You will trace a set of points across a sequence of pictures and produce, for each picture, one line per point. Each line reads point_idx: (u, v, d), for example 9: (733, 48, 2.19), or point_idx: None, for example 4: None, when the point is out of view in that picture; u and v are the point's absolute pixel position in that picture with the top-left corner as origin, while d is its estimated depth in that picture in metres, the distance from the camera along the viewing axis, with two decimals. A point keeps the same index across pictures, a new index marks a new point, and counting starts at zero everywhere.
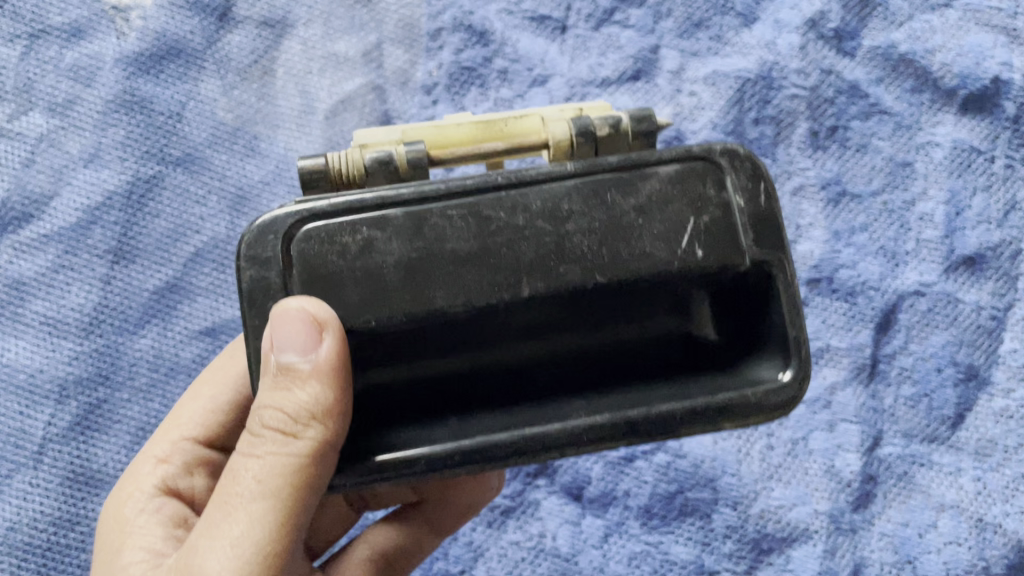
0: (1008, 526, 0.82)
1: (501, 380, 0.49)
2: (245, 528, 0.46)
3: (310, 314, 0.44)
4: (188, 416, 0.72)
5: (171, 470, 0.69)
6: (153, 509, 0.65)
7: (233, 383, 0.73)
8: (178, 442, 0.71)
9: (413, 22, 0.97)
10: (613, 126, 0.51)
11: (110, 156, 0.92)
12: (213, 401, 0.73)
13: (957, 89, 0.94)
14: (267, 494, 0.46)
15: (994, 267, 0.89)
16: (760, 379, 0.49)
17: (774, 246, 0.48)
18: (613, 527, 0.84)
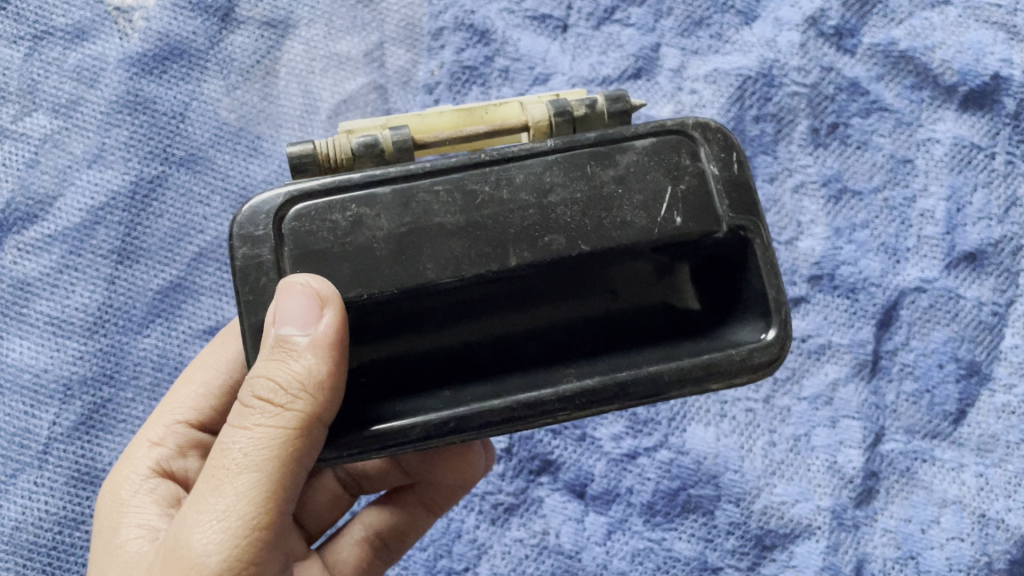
0: (1011, 522, 0.83)
1: (491, 357, 0.51)
2: (231, 501, 0.49)
3: (314, 292, 0.46)
4: (180, 400, 0.73)
5: (165, 454, 0.70)
6: (147, 490, 0.66)
7: (224, 367, 0.74)
8: (171, 426, 0.72)
9: (415, 22, 0.98)
10: (590, 106, 0.53)
11: (114, 157, 0.92)
12: (205, 387, 0.74)
13: (957, 86, 0.94)
14: (254, 467, 0.49)
15: (995, 263, 0.89)
16: (743, 340, 0.51)
17: (748, 212, 0.51)
18: (616, 524, 0.85)
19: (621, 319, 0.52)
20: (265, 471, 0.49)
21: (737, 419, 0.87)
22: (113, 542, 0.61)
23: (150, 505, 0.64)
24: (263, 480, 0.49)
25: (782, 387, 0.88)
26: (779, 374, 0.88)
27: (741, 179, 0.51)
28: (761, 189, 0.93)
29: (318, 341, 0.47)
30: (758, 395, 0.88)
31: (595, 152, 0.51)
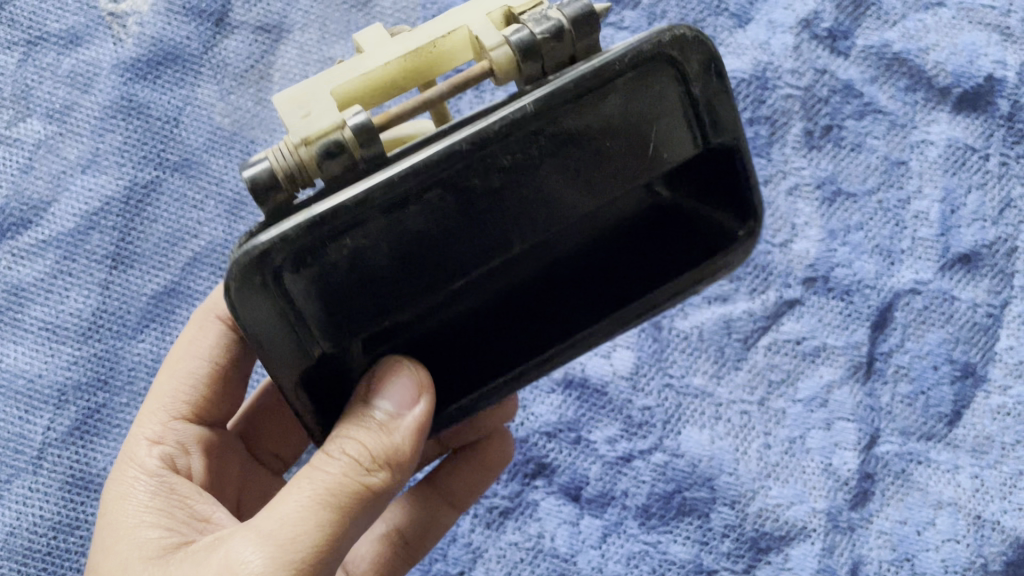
0: (1007, 523, 0.82)
1: (505, 299, 0.56)
2: (296, 530, 0.51)
3: (418, 379, 0.53)
4: (173, 395, 0.73)
5: (170, 451, 0.70)
6: (162, 488, 0.65)
7: (210, 355, 0.74)
8: (170, 423, 0.72)
9: (409, 25, 0.98)
10: (548, 33, 0.49)
11: (108, 161, 0.92)
12: (194, 380, 0.73)
13: (951, 88, 0.94)
14: (323, 506, 0.52)
15: (989, 265, 0.89)
16: (729, 232, 0.58)
17: (723, 125, 0.54)
18: (611, 527, 0.85)
19: (621, 233, 0.57)
20: (329, 514, 0.52)
21: (732, 422, 0.87)
22: (123, 541, 0.60)
23: (158, 504, 0.64)
24: (324, 521, 0.52)
25: (777, 390, 0.88)
26: (774, 376, 0.88)
27: (719, 86, 0.53)
28: None
29: (414, 413, 0.52)
30: (752, 397, 0.88)
31: (580, 95, 0.50)
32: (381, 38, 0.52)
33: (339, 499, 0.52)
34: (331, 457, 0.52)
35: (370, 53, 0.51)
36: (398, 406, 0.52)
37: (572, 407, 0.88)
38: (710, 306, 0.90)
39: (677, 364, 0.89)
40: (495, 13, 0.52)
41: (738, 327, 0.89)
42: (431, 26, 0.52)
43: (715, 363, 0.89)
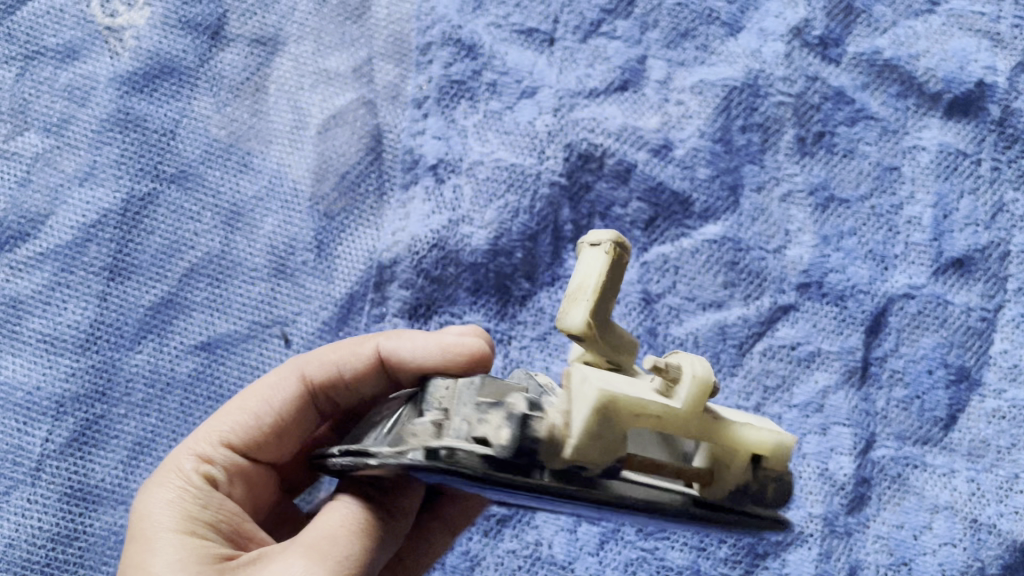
0: (1003, 527, 0.83)
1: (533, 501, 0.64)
2: (341, 550, 0.54)
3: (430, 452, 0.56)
4: (233, 425, 0.70)
5: (216, 474, 0.68)
6: (214, 506, 0.65)
7: (279, 406, 0.72)
8: (221, 448, 0.69)
9: (403, 37, 0.99)
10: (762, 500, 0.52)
11: (105, 174, 0.93)
12: (258, 419, 0.71)
13: (942, 93, 0.95)
14: (358, 530, 0.55)
15: (982, 269, 0.90)
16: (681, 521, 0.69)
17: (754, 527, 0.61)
18: (608, 534, 0.85)
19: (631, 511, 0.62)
20: (365, 538, 0.55)
21: None
22: (169, 545, 0.60)
23: (206, 518, 0.63)
24: (362, 544, 0.55)
25: (773, 395, 0.88)
26: (769, 382, 0.88)
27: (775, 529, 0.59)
28: (749, 199, 0.93)
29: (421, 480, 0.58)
30: (749, 403, 0.88)
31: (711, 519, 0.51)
32: (698, 399, 0.49)
33: (376, 526, 0.56)
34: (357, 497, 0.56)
35: (675, 410, 0.49)
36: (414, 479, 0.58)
37: None
38: (705, 312, 0.90)
39: None
40: (764, 454, 0.51)
41: (733, 333, 0.89)
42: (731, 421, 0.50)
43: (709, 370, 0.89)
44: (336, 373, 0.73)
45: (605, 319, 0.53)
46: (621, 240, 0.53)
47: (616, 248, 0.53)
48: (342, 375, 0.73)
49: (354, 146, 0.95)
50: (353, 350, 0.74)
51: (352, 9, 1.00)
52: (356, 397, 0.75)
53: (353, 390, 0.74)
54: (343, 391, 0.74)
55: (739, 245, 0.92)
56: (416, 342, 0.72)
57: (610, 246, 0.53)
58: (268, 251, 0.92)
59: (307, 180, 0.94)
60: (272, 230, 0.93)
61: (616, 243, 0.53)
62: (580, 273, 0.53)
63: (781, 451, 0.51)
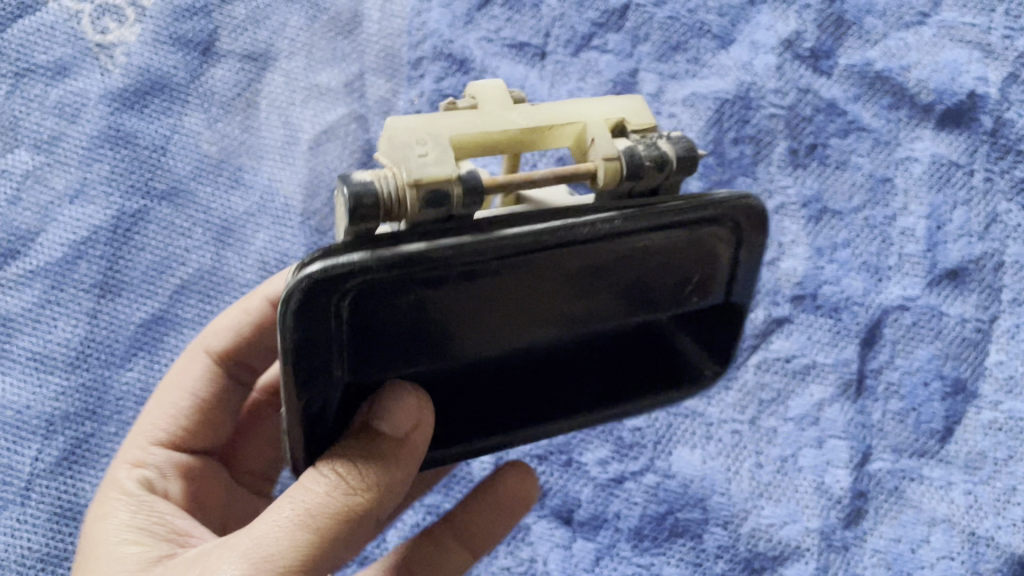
0: (1001, 540, 0.81)
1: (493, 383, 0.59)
2: (276, 542, 0.51)
3: (413, 395, 0.52)
4: (155, 420, 0.75)
5: (149, 474, 0.71)
6: (148, 508, 0.65)
7: (192, 385, 0.77)
8: (149, 447, 0.73)
9: (394, 52, 0.99)
10: (665, 163, 0.51)
11: (95, 191, 0.92)
12: (176, 404, 0.76)
13: (934, 105, 0.95)
14: (307, 526, 0.51)
15: (976, 280, 0.89)
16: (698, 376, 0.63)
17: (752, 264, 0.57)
18: (604, 550, 0.83)
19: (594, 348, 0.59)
20: (309, 532, 0.51)
21: (723, 441, 0.87)
22: (107, 560, 0.60)
23: (138, 521, 0.63)
24: (309, 537, 0.51)
25: (768, 408, 0.87)
26: (764, 396, 0.88)
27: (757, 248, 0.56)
28: None
29: (415, 432, 0.52)
30: (743, 417, 0.87)
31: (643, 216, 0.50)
32: (501, 100, 0.54)
33: (331, 509, 0.51)
34: (321, 479, 0.51)
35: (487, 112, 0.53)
36: (398, 429, 0.51)
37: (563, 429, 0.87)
38: None
39: None
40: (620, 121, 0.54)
41: None
42: (556, 108, 0.54)
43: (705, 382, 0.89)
44: (234, 336, 0.78)
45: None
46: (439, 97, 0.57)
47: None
48: (240, 336, 0.78)
49: (347, 161, 0.95)
50: (244, 309, 0.79)
51: (343, 25, 1.00)
52: (261, 355, 0.80)
53: (257, 347, 0.79)
54: (244, 353, 0.79)
55: None
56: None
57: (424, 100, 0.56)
58: (260, 265, 0.92)
59: (298, 196, 0.94)
60: (263, 245, 0.92)
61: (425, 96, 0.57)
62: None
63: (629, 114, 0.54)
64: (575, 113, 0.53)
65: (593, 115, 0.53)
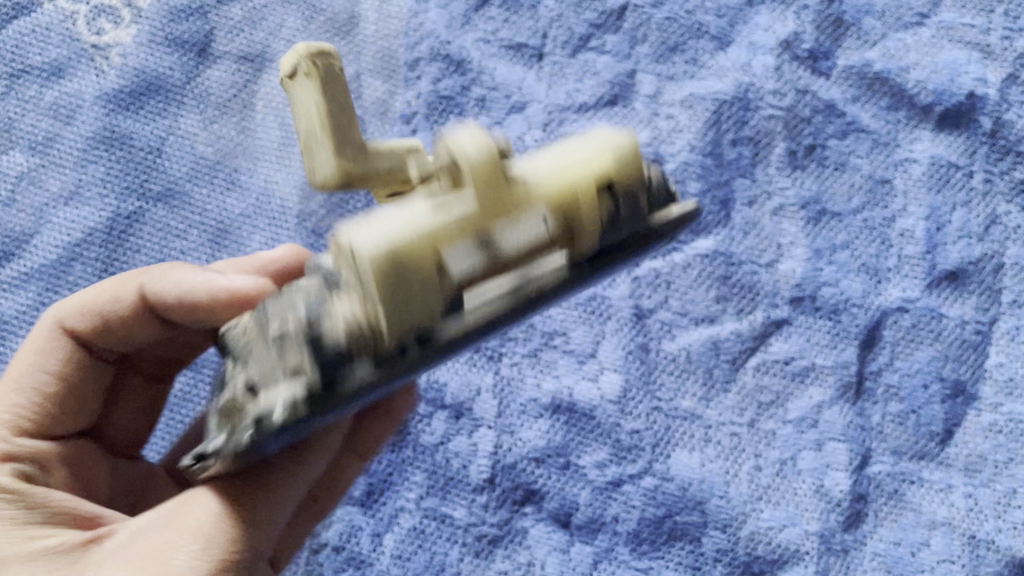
0: (1002, 543, 0.81)
1: None
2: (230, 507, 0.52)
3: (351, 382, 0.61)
4: (16, 408, 0.64)
5: (26, 469, 0.62)
6: (44, 505, 0.59)
7: (59, 369, 0.67)
8: (17, 439, 0.63)
9: (392, 53, 0.99)
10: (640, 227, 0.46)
11: (90, 193, 0.92)
12: (41, 392, 0.66)
13: (933, 106, 0.94)
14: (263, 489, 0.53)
15: (976, 281, 0.89)
16: None
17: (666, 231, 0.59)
18: (602, 554, 0.83)
19: None
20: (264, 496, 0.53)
21: (721, 444, 0.86)
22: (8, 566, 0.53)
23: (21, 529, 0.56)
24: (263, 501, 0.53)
25: (767, 411, 0.87)
26: (763, 398, 0.87)
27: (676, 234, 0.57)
28: (740, 213, 0.93)
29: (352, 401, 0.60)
30: (742, 419, 0.87)
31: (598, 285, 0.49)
32: (486, 180, 0.41)
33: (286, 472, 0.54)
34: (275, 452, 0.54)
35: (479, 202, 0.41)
36: None
37: (559, 432, 0.86)
38: (697, 327, 0.90)
39: (665, 387, 0.88)
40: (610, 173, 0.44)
41: (725, 348, 0.89)
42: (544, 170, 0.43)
43: (702, 384, 0.88)
44: (98, 321, 0.67)
45: (355, 144, 0.47)
46: (316, 53, 0.47)
47: (314, 64, 0.46)
48: (107, 324, 0.67)
49: None
50: (114, 295, 0.67)
51: (340, 26, 1.00)
52: (128, 343, 0.70)
53: (127, 337, 0.68)
54: (111, 340, 0.68)
55: (731, 259, 0.92)
56: (180, 284, 0.64)
57: (305, 64, 0.46)
58: None
59: (294, 197, 0.93)
60: (258, 246, 0.92)
61: (313, 59, 0.47)
62: (300, 129, 0.47)
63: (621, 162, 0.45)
64: (569, 184, 0.43)
65: (583, 170, 0.44)
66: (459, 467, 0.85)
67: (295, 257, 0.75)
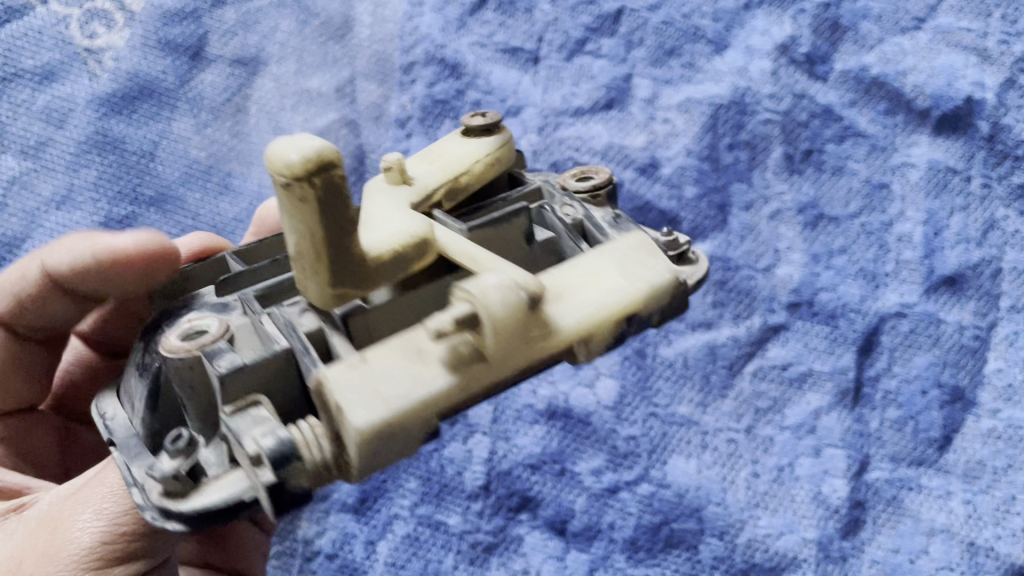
0: (1001, 550, 0.77)
1: None
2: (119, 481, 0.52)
3: None
4: None
5: None
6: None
7: None
8: None
9: (386, 57, 0.99)
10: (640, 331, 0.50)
11: (81, 198, 0.91)
12: None
13: (930, 110, 0.93)
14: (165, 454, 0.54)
15: (974, 286, 0.88)
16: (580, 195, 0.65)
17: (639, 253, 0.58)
18: (598, 562, 0.80)
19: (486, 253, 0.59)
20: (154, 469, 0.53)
21: (719, 450, 0.86)
22: None
23: None
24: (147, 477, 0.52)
25: (765, 416, 0.87)
26: (760, 404, 0.87)
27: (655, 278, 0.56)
28: (737, 217, 0.93)
29: None
30: (740, 425, 0.87)
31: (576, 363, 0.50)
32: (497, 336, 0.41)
33: None
34: None
35: (494, 357, 0.43)
36: None
37: (556, 438, 0.87)
38: (694, 333, 0.91)
39: (662, 393, 0.89)
40: (632, 308, 0.48)
41: (722, 353, 0.89)
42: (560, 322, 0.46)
43: (701, 392, 0.89)
44: (14, 300, 0.68)
45: (348, 268, 0.44)
46: (317, 165, 0.39)
47: (311, 183, 0.40)
48: (20, 304, 0.68)
49: None
50: (21, 274, 0.67)
51: (335, 30, 0.99)
52: (52, 322, 0.70)
53: (46, 316, 0.69)
54: (31, 318, 0.69)
55: (728, 264, 0.92)
56: (68, 254, 0.65)
57: (298, 171, 0.39)
58: None
59: None
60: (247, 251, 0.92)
61: (309, 171, 0.39)
62: (290, 241, 0.43)
63: (646, 298, 0.48)
64: (584, 324, 0.46)
65: (599, 307, 0.47)
66: (454, 474, 0.85)
67: (204, 243, 0.75)
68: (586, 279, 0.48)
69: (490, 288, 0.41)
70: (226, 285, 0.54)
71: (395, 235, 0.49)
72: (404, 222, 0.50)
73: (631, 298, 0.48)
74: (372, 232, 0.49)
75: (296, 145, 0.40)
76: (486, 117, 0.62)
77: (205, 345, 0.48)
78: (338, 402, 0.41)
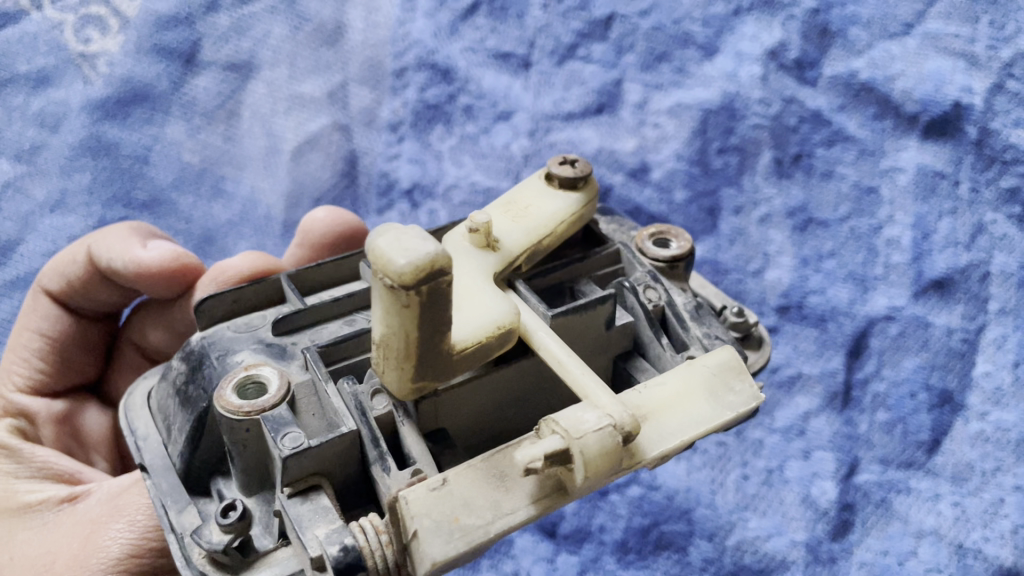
0: (989, 552, 0.77)
1: None
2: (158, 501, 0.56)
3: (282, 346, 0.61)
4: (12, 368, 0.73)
5: (20, 423, 0.70)
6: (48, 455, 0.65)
7: (47, 329, 0.74)
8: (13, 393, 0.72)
9: (378, 62, 1.00)
10: None
11: (75, 202, 0.94)
12: (28, 348, 0.74)
13: (919, 115, 0.90)
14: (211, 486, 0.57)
15: (963, 290, 0.86)
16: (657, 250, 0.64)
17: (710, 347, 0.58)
18: (588, 563, 0.82)
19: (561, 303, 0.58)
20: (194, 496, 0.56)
21: (708, 453, 0.87)
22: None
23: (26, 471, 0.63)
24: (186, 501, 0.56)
25: (754, 420, 0.88)
26: None
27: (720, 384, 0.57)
28: (726, 222, 0.95)
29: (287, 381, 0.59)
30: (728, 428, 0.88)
31: None
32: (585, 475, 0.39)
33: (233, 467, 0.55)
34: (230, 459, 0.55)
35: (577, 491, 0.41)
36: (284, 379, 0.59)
37: None
38: None
39: None
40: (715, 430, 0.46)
41: None
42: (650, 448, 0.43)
43: None
44: (65, 283, 0.74)
45: (432, 360, 0.41)
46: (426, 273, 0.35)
47: (417, 289, 0.36)
48: (70, 283, 0.74)
49: (329, 172, 1.00)
50: (71, 257, 0.74)
51: (327, 37, 0.99)
52: (100, 300, 0.77)
53: (92, 295, 0.75)
54: (81, 296, 0.75)
55: (717, 268, 0.93)
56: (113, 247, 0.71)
57: (405, 277, 0.35)
58: None
59: (281, 205, 0.99)
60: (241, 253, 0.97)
61: (417, 279, 0.35)
62: (378, 330, 0.39)
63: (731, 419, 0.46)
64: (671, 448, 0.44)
65: (686, 430, 0.44)
66: None
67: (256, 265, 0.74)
68: (675, 400, 0.45)
69: (587, 431, 0.39)
70: (281, 325, 0.53)
71: (480, 325, 0.46)
72: (491, 307, 0.47)
73: (722, 424, 0.45)
74: (460, 314, 0.47)
75: (403, 246, 0.35)
76: (575, 168, 0.59)
77: (260, 410, 0.46)
78: (414, 528, 0.40)
